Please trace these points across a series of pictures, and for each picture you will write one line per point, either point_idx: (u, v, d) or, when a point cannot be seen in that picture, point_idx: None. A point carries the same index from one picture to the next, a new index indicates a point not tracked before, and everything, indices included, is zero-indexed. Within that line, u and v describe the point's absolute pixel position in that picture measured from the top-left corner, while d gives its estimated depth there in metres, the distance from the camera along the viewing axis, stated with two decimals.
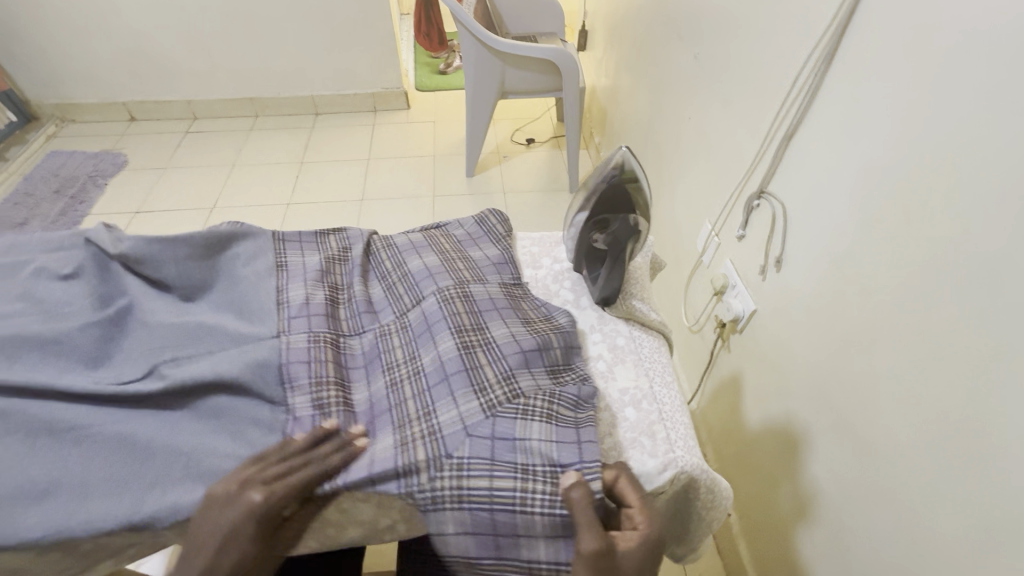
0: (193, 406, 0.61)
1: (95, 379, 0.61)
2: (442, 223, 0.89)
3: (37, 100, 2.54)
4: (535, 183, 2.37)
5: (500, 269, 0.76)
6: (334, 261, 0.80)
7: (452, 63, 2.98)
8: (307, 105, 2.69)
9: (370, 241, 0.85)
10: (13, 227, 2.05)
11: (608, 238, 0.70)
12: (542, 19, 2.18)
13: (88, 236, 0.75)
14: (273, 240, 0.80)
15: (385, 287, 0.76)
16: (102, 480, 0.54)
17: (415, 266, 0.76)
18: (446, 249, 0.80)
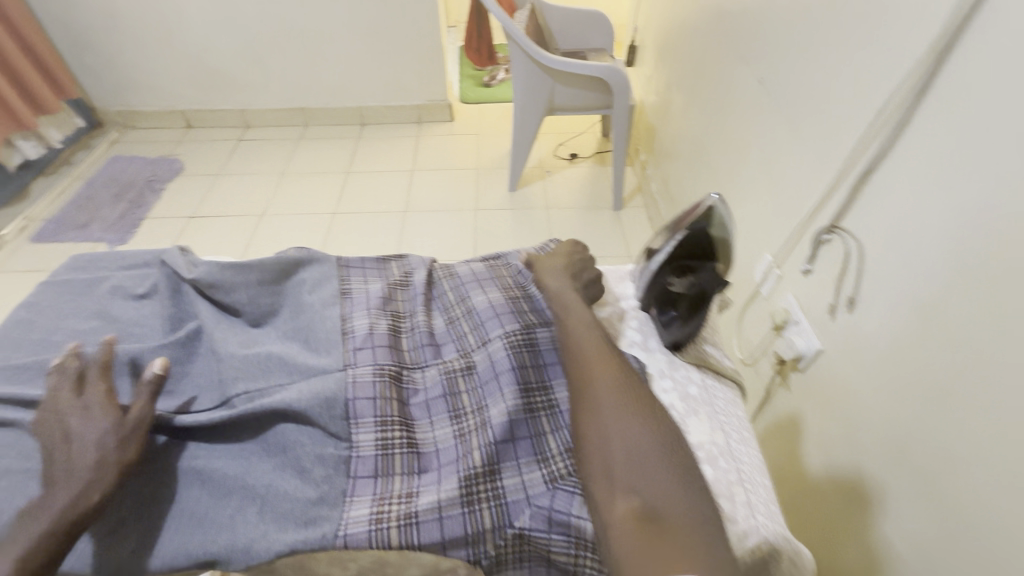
0: (262, 441, 0.61)
1: (179, 409, 0.64)
2: (503, 254, 0.88)
3: (102, 107, 2.67)
4: (577, 198, 2.34)
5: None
6: (398, 288, 0.79)
7: (497, 77, 3.00)
8: (355, 116, 2.75)
9: (433, 270, 0.84)
10: (78, 227, 2.15)
11: (688, 284, 0.67)
12: (592, 36, 2.16)
13: (163, 259, 0.77)
14: (338, 266, 0.81)
15: (448, 323, 0.75)
16: (176, 518, 0.56)
17: (479, 303, 0.74)
18: (511, 286, 0.78)
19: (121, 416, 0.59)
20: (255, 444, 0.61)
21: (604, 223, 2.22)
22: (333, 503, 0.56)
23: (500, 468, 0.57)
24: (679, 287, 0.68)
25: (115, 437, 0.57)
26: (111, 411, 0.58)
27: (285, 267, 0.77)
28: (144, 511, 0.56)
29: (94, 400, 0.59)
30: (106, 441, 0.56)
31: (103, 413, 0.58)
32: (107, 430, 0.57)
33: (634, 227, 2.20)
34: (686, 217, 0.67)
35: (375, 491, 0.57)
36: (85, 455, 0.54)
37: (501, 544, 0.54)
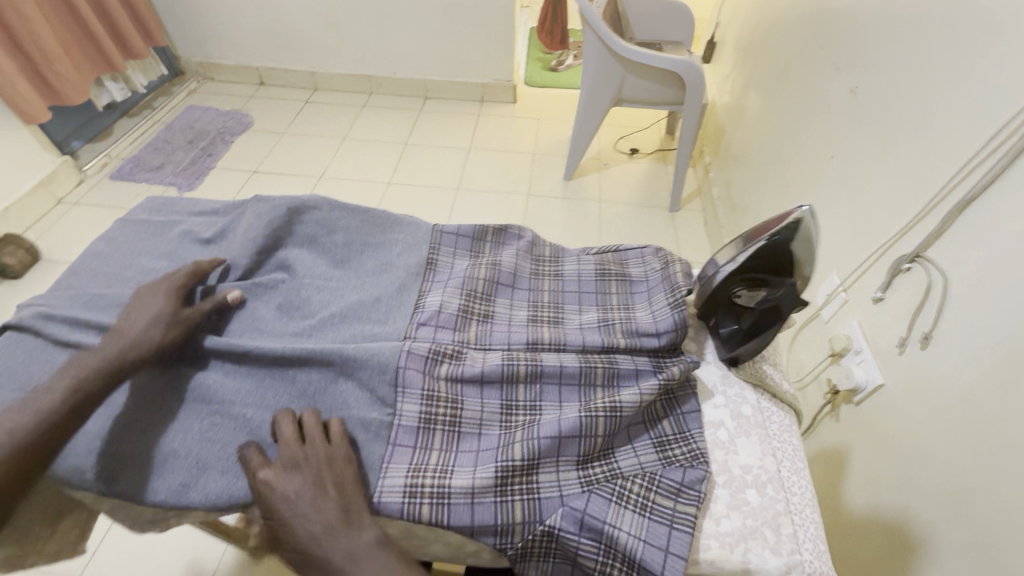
0: (307, 399, 0.63)
1: (265, 340, 0.67)
2: (625, 261, 0.77)
3: (185, 57, 2.79)
4: (632, 194, 2.28)
5: (662, 331, 0.63)
6: (485, 267, 0.73)
7: (565, 62, 2.95)
8: (419, 89, 2.77)
9: (534, 262, 0.77)
10: (152, 169, 2.28)
11: (760, 299, 0.62)
12: (672, 28, 2.08)
13: (257, 196, 0.79)
14: (432, 233, 0.79)
15: (527, 318, 0.69)
16: (217, 460, 0.58)
17: (573, 318, 0.69)
18: (612, 303, 0.71)
19: (178, 311, 0.65)
20: (300, 398, 0.63)
21: (656, 223, 2.16)
22: (370, 469, 0.57)
23: (539, 463, 0.56)
24: (748, 300, 0.63)
25: (165, 329, 0.63)
26: (173, 304, 0.65)
27: (362, 233, 0.79)
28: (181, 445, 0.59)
29: (169, 288, 0.66)
30: (155, 328, 0.62)
31: (168, 303, 0.65)
32: (162, 318, 0.63)
33: (687, 230, 2.13)
34: (773, 227, 0.59)
35: (412, 460, 0.57)
36: (136, 330, 0.62)
37: (529, 538, 0.54)
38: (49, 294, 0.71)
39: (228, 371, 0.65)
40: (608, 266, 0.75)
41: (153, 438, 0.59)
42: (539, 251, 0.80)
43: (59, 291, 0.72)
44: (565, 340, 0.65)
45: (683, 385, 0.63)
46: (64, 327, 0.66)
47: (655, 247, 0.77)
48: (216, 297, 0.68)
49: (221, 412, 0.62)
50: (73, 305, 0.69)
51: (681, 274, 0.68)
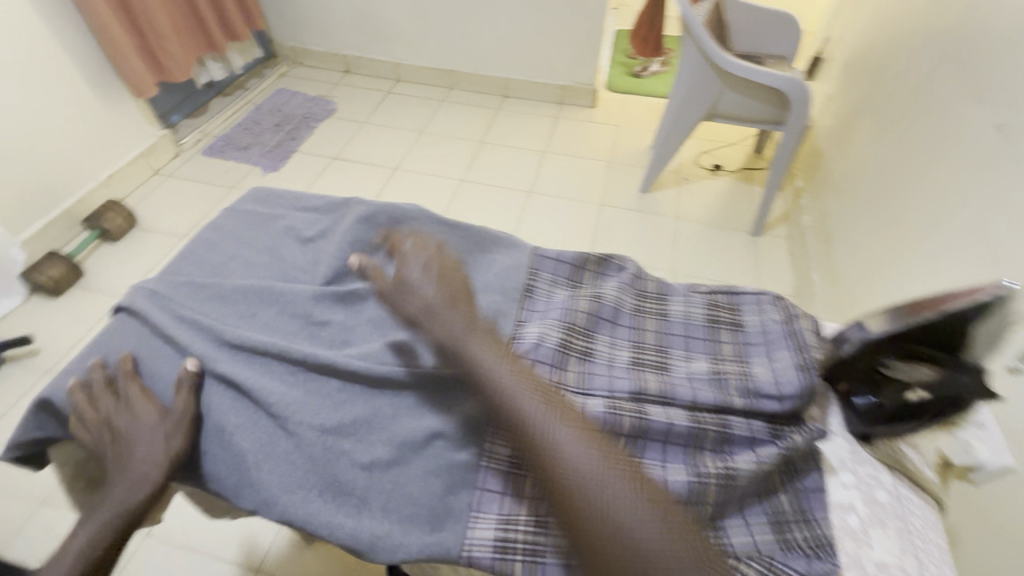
0: (386, 425, 0.60)
1: (345, 353, 0.63)
2: (739, 306, 0.69)
3: (279, 41, 2.89)
4: (712, 213, 2.17)
5: (786, 396, 0.56)
6: (587, 299, 0.67)
7: (650, 68, 2.84)
8: (498, 88, 2.75)
9: (637, 295, 0.71)
10: (241, 148, 2.38)
11: (920, 376, 0.59)
12: (776, 41, 1.94)
13: (362, 201, 0.79)
14: (532, 256, 0.75)
15: (627, 359, 0.63)
16: (299, 480, 0.57)
17: (680, 366, 0.62)
18: (724, 353, 0.64)
19: (163, 418, 0.59)
20: (382, 430, 0.59)
21: (735, 246, 2.04)
22: (457, 515, 0.55)
23: None
24: (901, 376, 0.60)
25: (173, 433, 0.58)
26: (155, 417, 0.59)
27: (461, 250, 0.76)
28: (263, 462, 0.58)
29: (139, 404, 0.60)
30: (165, 438, 0.58)
31: (150, 415, 0.59)
32: (154, 434, 0.58)
33: (769, 257, 2.00)
34: (955, 302, 0.56)
35: (500, 510, 0.55)
36: (146, 451, 0.57)
37: None
38: (159, 279, 0.72)
39: (312, 387, 0.62)
40: (719, 309, 0.69)
41: (232, 443, 0.59)
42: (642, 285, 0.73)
43: (170, 277, 0.73)
44: (673, 393, 0.58)
45: (808, 460, 0.58)
46: (168, 319, 0.67)
47: (773, 294, 0.69)
48: (192, 375, 0.62)
49: (299, 438, 0.58)
50: (179, 294, 0.70)
51: (810, 332, 0.63)
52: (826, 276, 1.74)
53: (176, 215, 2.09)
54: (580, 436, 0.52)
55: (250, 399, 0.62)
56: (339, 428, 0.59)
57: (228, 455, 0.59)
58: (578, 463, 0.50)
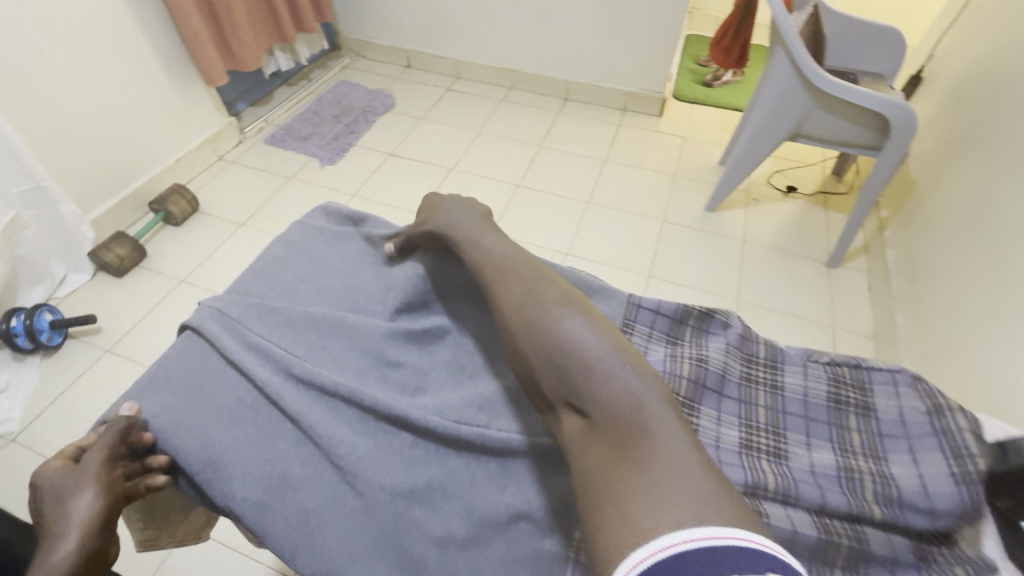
0: (457, 492, 0.60)
1: (421, 407, 0.64)
2: (870, 382, 0.69)
3: (345, 33, 2.89)
4: (782, 237, 2.02)
5: (939, 513, 0.55)
6: (692, 364, 0.68)
7: (722, 76, 2.69)
8: (560, 90, 2.66)
9: (746, 361, 0.72)
10: (301, 139, 2.39)
11: None
12: (874, 59, 1.78)
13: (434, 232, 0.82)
14: (630, 306, 0.77)
15: (742, 438, 0.65)
16: (366, 547, 0.57)
17: (798, 454, 0.63)
18: (852, 444, 0.64)
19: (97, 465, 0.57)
20: (458, 498, 0.60)
21: (807, 276, 1.89)
22: None
23: None
24: None
25: (87, 490, 0.55)
26: (89, 466, 0.57)
27: None
28: (331, 523, 0.57)
29: (48, 473, 0.57)
30: (79, 496, 0.54)
31: (80, 470, 0.57)
32: (82, 484, 0.55)
33: (845, 292, 1.84)
34: None
35: None
36: (60, 518, 0.53)
37: None
38: (231, 299, 0.73)
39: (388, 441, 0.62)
40: (844, 387, 0.69)
41: (292, 490, 0.59)
42: (751, 346, 0.74)
43: (238, 296, 0.74)
44: (797, 489, 0.59)
45: None
46: (237, 343, 0.68)
47: (906, 373, 0.69)
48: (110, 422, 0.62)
49: (368, 497, 0.58)
50: (251, 318, 0.71)
51: (965, 432, 0.60)
52: (913, 321, 1.57)
53: (235, 203, 2.11)
54: (591, 325, 0.61)
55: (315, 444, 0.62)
56: (411, 492, 0.59)
57: (288, 507, 0.58)
58: (579, 338, 0.59)
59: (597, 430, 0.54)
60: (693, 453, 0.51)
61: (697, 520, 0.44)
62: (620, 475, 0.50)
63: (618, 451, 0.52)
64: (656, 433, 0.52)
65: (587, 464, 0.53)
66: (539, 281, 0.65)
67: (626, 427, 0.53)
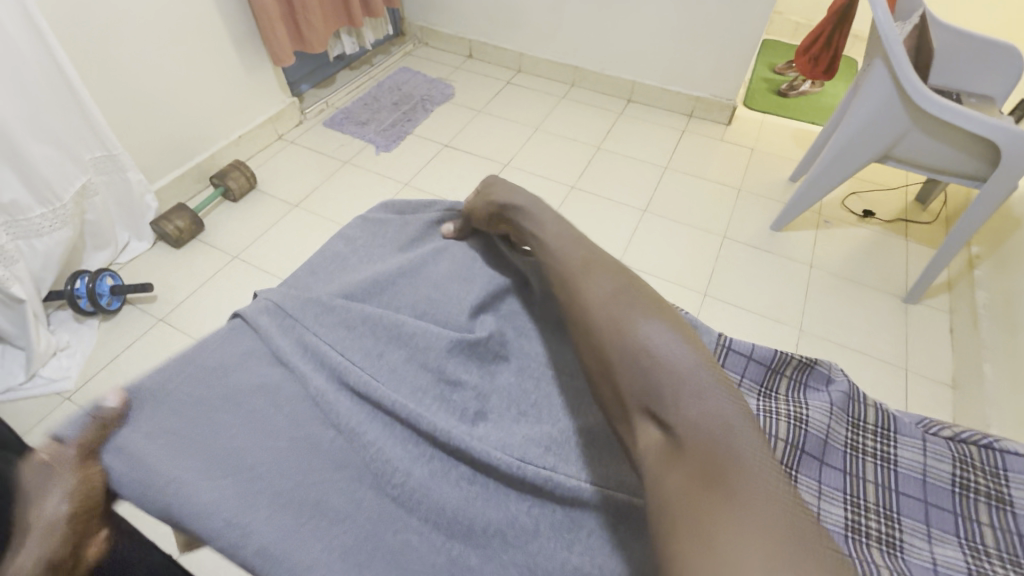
0: (517, 541, 0.55)
1: (483, 439, 0.60)
2: (1005, 469, 0.64)
3: (410, 20, 2.88)
4: (855, 266, 1.87)
5: None
6: (794, 425, 0.66)
7: (799, 87, 2.54)
8: (624, 90, 2.56)
9: (851, 427, 0.69)
10: (359, 124, 2.39)
11: None
12: (984, 79, 1.61)
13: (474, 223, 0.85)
14: (719, 350, 0.75)
15: (848, 519, 0.62)
16: None
17: (912, 546, 0.60)
18: (985, 543, 0.60)
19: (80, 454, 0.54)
20: (520, 549, 0.55)
21: (881, 311, 1.74)
22: None
23: None
24: None
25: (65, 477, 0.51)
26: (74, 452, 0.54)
27: None
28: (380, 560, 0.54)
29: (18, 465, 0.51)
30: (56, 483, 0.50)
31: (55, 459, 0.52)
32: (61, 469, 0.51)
33: (923, 331, 1.68)
34: None
35: None
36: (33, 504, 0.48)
37: None
38: (292, 296, 0.73)
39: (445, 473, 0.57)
40: (971, 471, 0.64)
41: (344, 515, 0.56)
42: (857, 409, 0.71)
43: (297, 294, 0.73)
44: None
45: None
46: (297, 348, 0.67)
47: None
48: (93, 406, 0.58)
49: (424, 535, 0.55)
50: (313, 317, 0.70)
51: None
52: (1004, 374, 1.41)
53: (291, 183, 2.12)
54: (672, 330, 0.56)
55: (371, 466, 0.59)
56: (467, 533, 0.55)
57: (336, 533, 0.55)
58: (665, 348, 0.54)
59: (680, 446, 0.48)
60: (785, 490, 0.45)
61: (795, 568, 0.38)
62: (703, 503, 0.44)
63: (699, 471, 0.46)
64: (746, 461, 0.46)
65: (660, 483, 0.47)
66: (626, 286, 0.61)
67: (714, 450, 0.47)
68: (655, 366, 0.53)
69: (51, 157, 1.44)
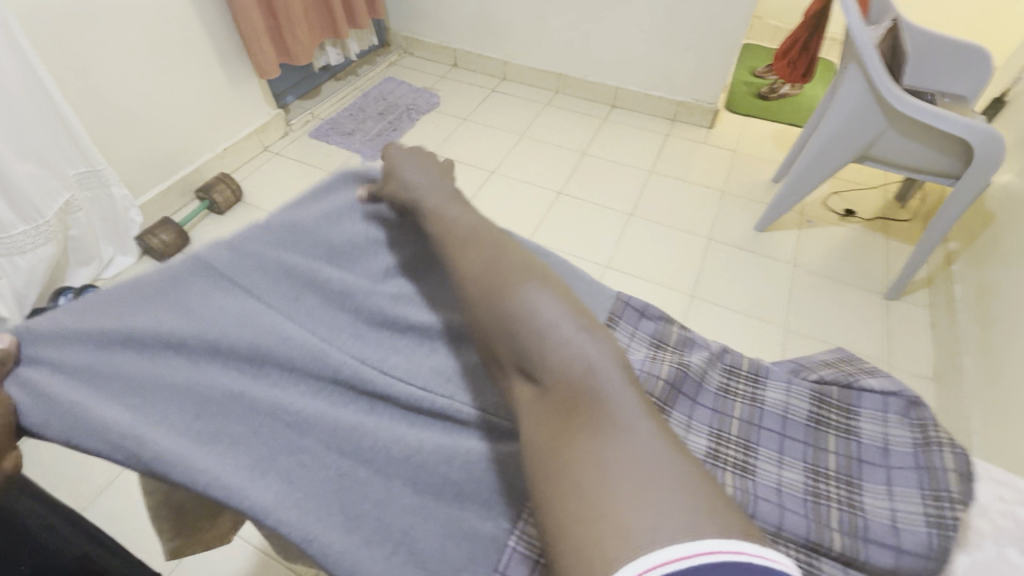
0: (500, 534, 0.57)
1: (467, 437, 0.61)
2: (858, 406, 0.65)
3: (394, 30, 2.90)
4: (837, 264, 1.90)
5: (907, 550, 0.52)
6: (671, 366, 0.67)
7: (779, 90, 2.58)
8: (608, 96, 2.59)
9: (726, 372, 0.70)
10: (345, 134, 2.40)
11: None
12: (956, 80, 1.65)
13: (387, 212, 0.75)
14: (618, 304, 0.76)
15: (710, 447, 0.62)
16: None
17: (766, 473, 0.60)
18: (828, 466, 0.60)
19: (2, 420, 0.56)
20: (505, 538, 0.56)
21: (863, 307, 1.77)
22: None
23: None
24: None
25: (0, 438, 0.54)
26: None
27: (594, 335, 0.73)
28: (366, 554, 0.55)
29: None
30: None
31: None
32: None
33: (903, 326, 1.71)
34: None
35: None
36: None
37: None
38: (251, 229, 0.68)
39: None
40: (829, 406, 0.65)
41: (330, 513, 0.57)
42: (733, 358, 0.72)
43: None
44: (757, 515, 0.55)
45: None
46: None
47: (904, 397, 0.64)
48: None
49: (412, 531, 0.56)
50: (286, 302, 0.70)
51: (950, 470, 0.56)
52: (981, 365, 1.44)
53: (277, 194, 2.12)
54: (541, 285, 0.56)
55: (352, 456, 0.61)
56: None
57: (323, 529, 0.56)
58: (535, 305, 0.54)
59: (548, 397, 0.50)
60: (645, 425, 0.46)
61: (655, 497, 0.40)
62: (570, 450, 0.45)
63: (568, 419, 0.47)
64: (611, 403, 0.47)
65: (536, 437, 0.48)
66: (508, 252, 0.61)
67: (580, 397, 0.48)
68: (521, 321, 0.54)
69: (34, 175, 1.43)
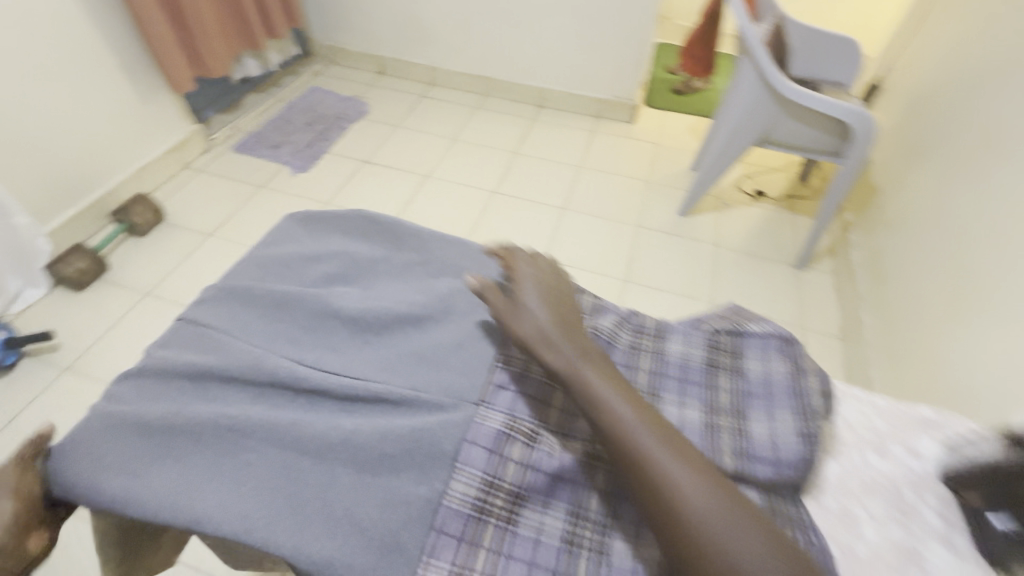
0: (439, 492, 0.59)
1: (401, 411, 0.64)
2: (744, 349, 0.74)
3: (317, 40, 2.86)
4: (752, 240, 2.07)
5: (784, 461, 0.60)
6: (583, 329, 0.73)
7: (692, 84, 2.77)
8: (535, 97, 2.68)
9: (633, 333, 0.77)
10: (272, 146, 2.34)
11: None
12: (836, 68, 1.85)
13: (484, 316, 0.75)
14: None
15: None
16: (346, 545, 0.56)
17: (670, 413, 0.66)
18: (721, 404, 0.68)
19: None
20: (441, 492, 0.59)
21: (777, 278, 1.94)
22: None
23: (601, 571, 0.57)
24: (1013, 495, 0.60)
25: None
26: None
27: None
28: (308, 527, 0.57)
29: None
30: None
31: None
32: None
33: (812, 291, 1.89)
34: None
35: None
36: None
37: None
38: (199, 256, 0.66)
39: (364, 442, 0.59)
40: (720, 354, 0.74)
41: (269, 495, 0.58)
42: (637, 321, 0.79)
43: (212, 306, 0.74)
44: None
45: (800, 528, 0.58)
46: (212, 356, 0.68)
47: (782, 335, 0.73)
48: None
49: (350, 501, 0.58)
50: (224, 320, 0.73)
51: (817, 394, 0.66)
52: (877, 318, 1.62)
53: (203, 211, 2.05)
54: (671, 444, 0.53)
55: (290, 444, 0.62)
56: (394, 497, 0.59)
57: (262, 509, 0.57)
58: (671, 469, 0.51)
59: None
60: None
61: None
62: None
63: None
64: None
65: None
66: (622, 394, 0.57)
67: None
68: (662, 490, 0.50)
69: None
